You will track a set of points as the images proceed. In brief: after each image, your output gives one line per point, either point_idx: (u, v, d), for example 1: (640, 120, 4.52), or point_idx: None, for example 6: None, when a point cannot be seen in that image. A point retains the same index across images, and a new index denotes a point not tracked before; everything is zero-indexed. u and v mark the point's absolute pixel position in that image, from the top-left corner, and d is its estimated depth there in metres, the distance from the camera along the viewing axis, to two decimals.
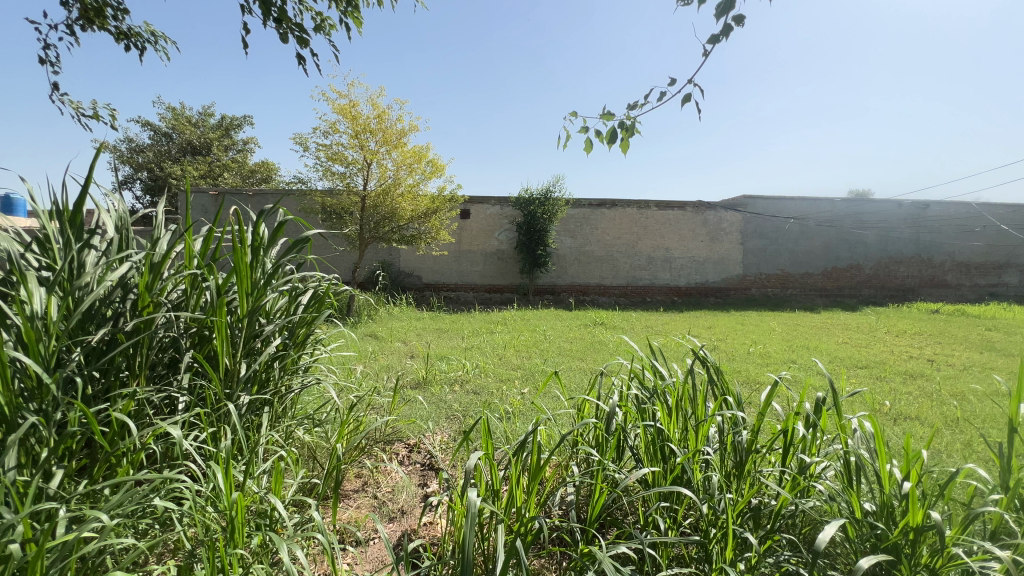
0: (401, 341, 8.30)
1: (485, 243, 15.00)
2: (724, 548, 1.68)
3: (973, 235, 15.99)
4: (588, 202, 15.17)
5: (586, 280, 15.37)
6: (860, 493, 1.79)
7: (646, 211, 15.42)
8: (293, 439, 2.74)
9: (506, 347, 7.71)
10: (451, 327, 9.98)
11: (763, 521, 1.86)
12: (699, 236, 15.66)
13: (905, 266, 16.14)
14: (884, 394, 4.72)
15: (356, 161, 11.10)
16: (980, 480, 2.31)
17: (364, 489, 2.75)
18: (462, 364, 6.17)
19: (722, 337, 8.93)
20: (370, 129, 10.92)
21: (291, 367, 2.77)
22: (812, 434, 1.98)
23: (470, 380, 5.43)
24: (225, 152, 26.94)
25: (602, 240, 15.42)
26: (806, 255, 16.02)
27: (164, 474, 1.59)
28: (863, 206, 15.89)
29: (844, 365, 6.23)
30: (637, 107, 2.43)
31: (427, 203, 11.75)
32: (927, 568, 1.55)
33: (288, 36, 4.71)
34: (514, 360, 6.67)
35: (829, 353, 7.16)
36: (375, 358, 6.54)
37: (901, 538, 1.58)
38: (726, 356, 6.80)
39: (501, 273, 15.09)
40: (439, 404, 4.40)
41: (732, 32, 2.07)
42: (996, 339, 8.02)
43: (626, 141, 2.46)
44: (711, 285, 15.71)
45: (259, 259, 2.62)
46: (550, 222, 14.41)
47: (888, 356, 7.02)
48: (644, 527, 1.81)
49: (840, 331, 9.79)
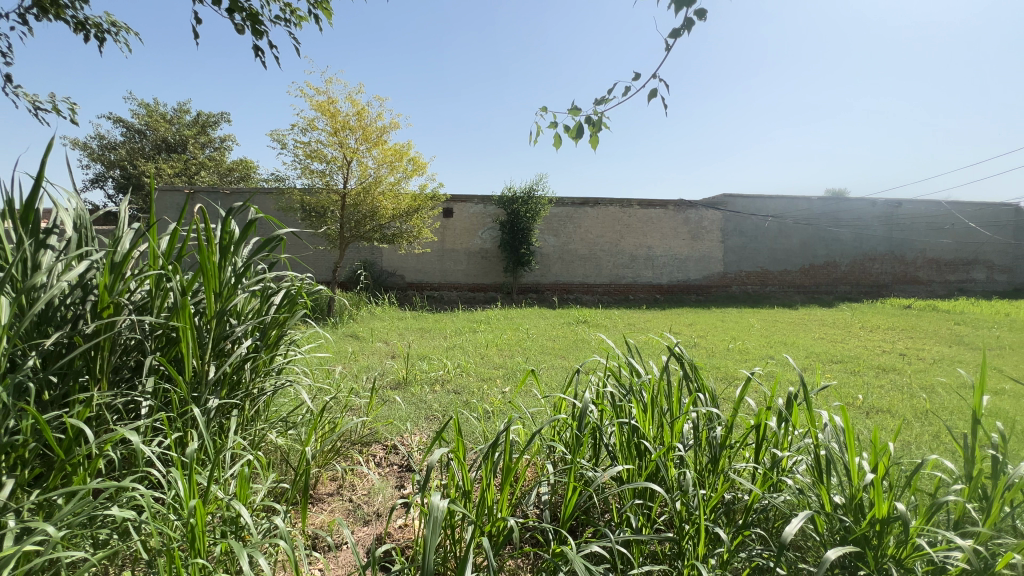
0: (382, 340, 8.21)
1: (468, 242, 14.93)
2: (697, 544, 1.68)
3: (943, 232, 16.44)
4: (571, 201, 15.22)
5: (569, 278, 15.41)
6: (830, 486, 1.81)
7: (629, 210, 15.54)
8: (265, 442, 2.68)
9: (488, 346, 7.69)
10: (434, 326, 9.92)
11: (734, 516, 1.87)
12: (680, 234, 15.85)
13: (879, 263, 16.56)
14: (856, 388, 4.83)
15: (335, 159, 10.95)
16: (946, 470, 2.36)
17: (338, 493, 2.70)
18: (441, 365, 6.12)
19: (702, 333, 9.06)
20: (349, 126, 10.76)
21: (263, 369, 2.70)
22: (784, 428, 2.00)
23: (450, 380, 5.39)
24: (201, 150, 26.35)
25: (585, 238, 15.48)
26: (784, 253, 16.35)
27: (120, 482, 1.52)
28: (839, 205, 16.31)
29: (819, 359, 6.36)
30: (604, 102, 2.43)
31: (408, 202, 11.64)
32: (893, 559, 1.58)
33: (244, 27, 4.59)
34: (495, 359, 6.67)
35: (805, 348, 7.31)
36: (354, 359, 6.44)
37: (868, 529, 1.61)
38: (705, 352, 6.88)
39: (485, 271, 15.05)
40: (419, 404, 4.35)
41: (692, 26, 2.10)
42: (965, 333, 8.28)
43: (593, 136, 2.46)
44: (693, 283, 15.90)
45: (228, 258, 2.54)
46: (532, 220, 14.39)
47: (862, 350, 7.20)
48: (617, 524, 1.80)
49: (817, 327, 10.00)
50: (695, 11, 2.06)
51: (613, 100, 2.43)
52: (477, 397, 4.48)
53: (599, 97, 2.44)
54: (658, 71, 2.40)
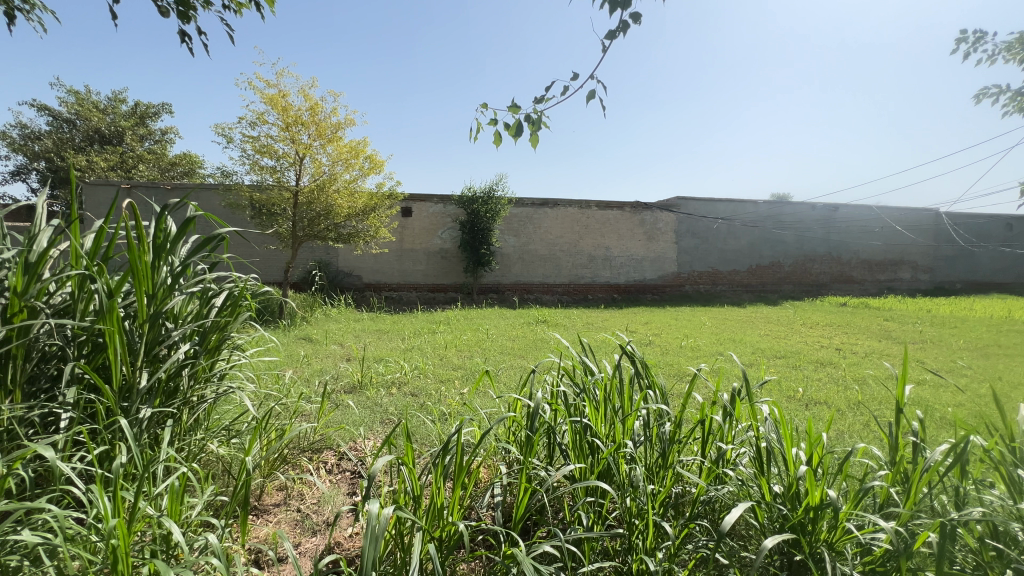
0: (337, 343, 7.97)
1: (428, 242, 14.73)
2: (645, 538, 1.72)
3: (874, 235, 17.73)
4: (531, 202, 15.32)
5: (529, 279, 15.50)
6: (769, 476, 1.91)
7: (587, 211, 15.83)
8: (204, 453, 2.53)
9: (447, 347, 7.63)
10: (392, 328, 9.72)
11: (682, 508, 1.93)
12: (637, 236, 16.29)
13: (819, 264, 17.64)
14: (796, 381, 5.13)
15: (288, 154, 10.54)
16: (874, 456, 2.53)
17: (285, 503, 2.59)
18: (398, 367, 5.99)
19: (657, 331, 9.34)
20: (302, 121, 10.38)
21: (202, 375, 2.54)
22: (728, 422, 2.09)
23: (407, 383, 5.29)
24: (140, 143, 24.70)
25: (545, 239, 15.62)
26: (733, 254, 17.12)
27: (32, 502, 1.39)
28: (782, 209, 17.28)
29: (763, 355, 6.71)
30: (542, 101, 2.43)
31: (364, 200, 11.35)
32: (825, 542, 1.68)
33: (170, 13, 4.32)
34: (455, 359, 6.61)
35: (751, 344, 7.69)
36: (306, 363, 6.20)
37: (803, 516, 1.70)
38: (659, 350, 7.11)
39: (445, 271, 14.90)
40: (374, 407, 4.25)
41: (628, 28, 2.23)
42: (892, 328, 8.96)
43: (532, 135, 2.47)
44: (648, 283, 16.38)
45: (162, 258, 2.37)
46: (492, 220, 14.36)
47: (802, 346, 7.65)
48: (569, 523, 1.82)
49: (763, 324, 10.53)
50: (629, 14, 2.18)
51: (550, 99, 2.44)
52: (434, 400, 4.43)
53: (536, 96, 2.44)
54: (595, 73, 2.49)
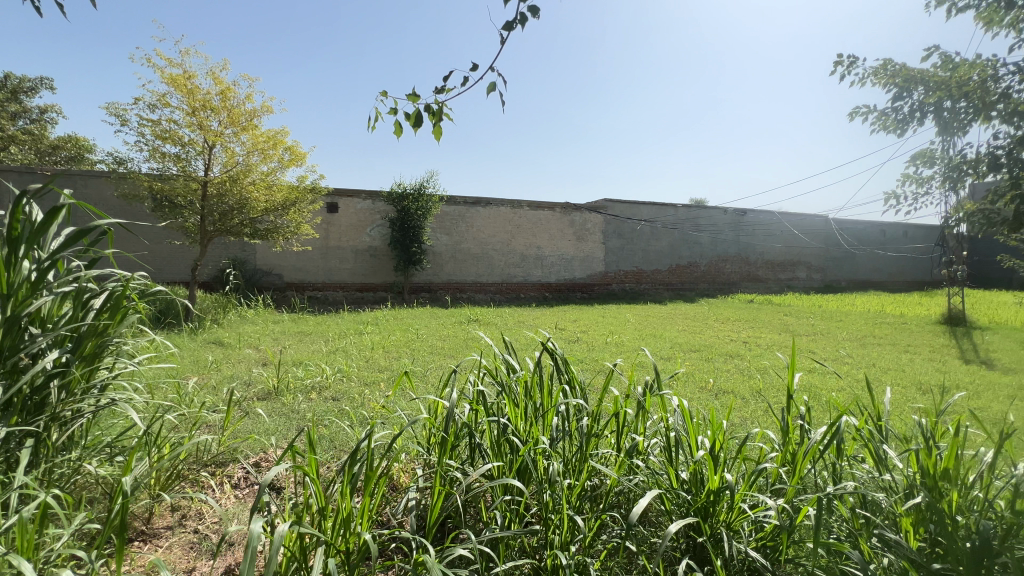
0: (252, 347, 7.40)
1: (355, 239, 14.13)
2: (561, 533, 1.74)
3: (775, 238, 19.54)
4: (463, 200, 15.18)
5: (462, 277, 15.36)
6: (676, 464, 2.01)
7: (519, 210, 15.99)
8: (78, 476, 2.21)
9: (373, 348, 7.35)
10: (315, 330, 9.20)
11: (597, 501, 1.98)
12: (567, 236, 16.71)
13: (730, 264, 19.13)
14: (707, 372, 5.53)
15: (195, 142, 9.61)
16: (768, 439, 2.76)
17: (180, 525, 2.33)
18: (320, 370, 5.68)
19: (584, 328, 9.64)
20: (211, 106, 9.51)
21: (76, 387, 2.21)
22: (639, 414, 2.18)
23: (329, 387, 5.01)
24: (12, 120, 21.44)
25: (478, 237, 15.55)
26: (656, 254, 18.09)
27: None
28: (699, 213, 18.51)
29: (680, 349, 7.15)
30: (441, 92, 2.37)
31: (284, 194, 10.64)
32: (724, 523, 1.80)
33: None
34: (381, 361, 6.38)
35: (670, 339, 8.17)
36: (214, 369, 5.69)
37: (706, 500, 1.81)
38: (586, 346, 7.33)
39: (374, 270, 14.37)
40: (289, 414, 3.98)
41: (526, 22, 2.23)
42: (789, 323, 9.93)
43: (434, 126, 2.41)
44: (578, 281, 16.89)
45: (20, 253, 2.02)
46: (423, 218, 14.04)
47: (714, 340, 8.25)
48: (486, 523, 1.80)
49: (681, 320, 11.23)
50: (527, 7, 2.19)
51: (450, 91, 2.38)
52: (356, 404, 4.23)
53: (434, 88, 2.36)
54: (495, 65, 2.43)
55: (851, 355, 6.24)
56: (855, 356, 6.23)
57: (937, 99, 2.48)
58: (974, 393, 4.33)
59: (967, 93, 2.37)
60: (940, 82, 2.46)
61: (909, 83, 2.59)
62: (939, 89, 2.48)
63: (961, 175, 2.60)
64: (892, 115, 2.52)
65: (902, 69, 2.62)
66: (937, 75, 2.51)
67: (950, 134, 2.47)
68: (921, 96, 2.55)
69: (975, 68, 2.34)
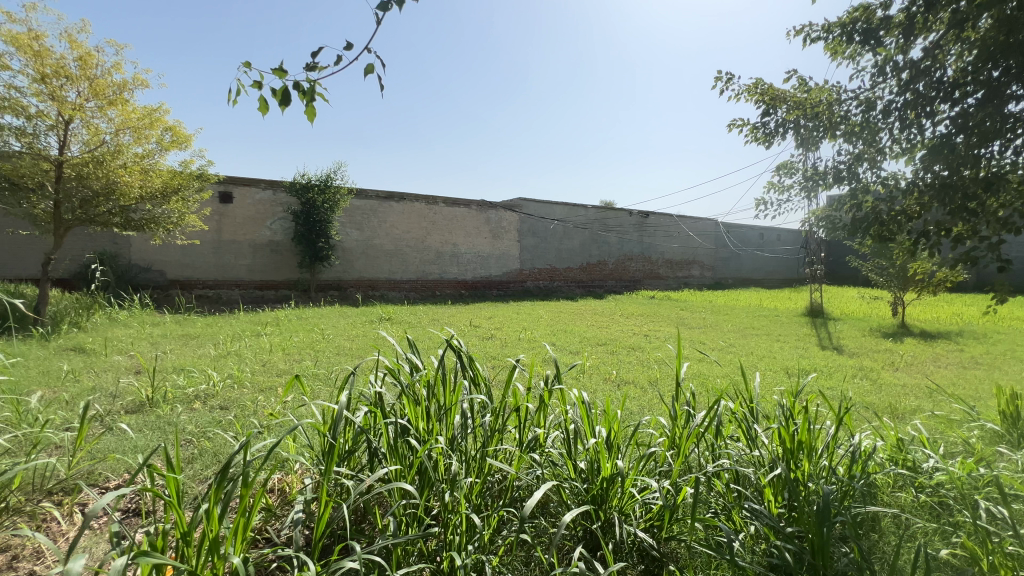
0: (122, 353, 6.46)
1: (253, 232, 12.95)
2: (460, 532, 1.73)
3: (673, 239, 21.25)
4: (375, 194, 14.57)
5: (374, 275, 14.74)
6: (574, 454, 2.09)
7: (434, 207, 15.73)
8: None
9: (272, 351, 6.78)
10: (203, 332, 8.28)
11: (497, 496, 2.00)
12: (483, 233, 16.74)
13: (635, 262, 20.44)
14: (611, 365, 5.86)
15: (45, 115, 8.15)
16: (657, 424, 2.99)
17: (9, 568, 1.95)
18: (206, 377, 5.11)
19: (499, 325, 9.74)
20: (67, 74, 8.10)
21: None
22: (540, 408, 2.23)
23: (217, 395, 4.52)
24: None
25: (391, 233, 15.02)
26: (568, 253, 18.78)
27: None
28: (607, 214, 19.53)
29: (588, 343, 7.49)
30: (313, 68, 1.97)
31: (164, 180, 9.43)
32: (615, 508, 1.91)
33: None
34: (280, 365, 5.90)
35: (580, 334, 8.53)
36: (70, 380, 4.88)
37: (599, 489, 1.90)
38: (500, 343, 7.40)
39: (275, 266, 13.28)
40: (166, 427, 3.53)
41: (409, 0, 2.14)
42: (685, 317, 10.86)
43: (308, 108, 1.99)
44: (494, 279, 17.01)
45: None
46: (331, 211, 13.23)
47: (620, 334, 8.76)
48: (380, 530, 1.74)
49: (590, 315, 11.79)
50: None
51: (324, 68, 2.00)
52: (245, 413, 3.85)
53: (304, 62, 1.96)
54: None
55: (733, 345, 6.96)
56: (736, 346, 6.96)
57: (794, 117, 2.84)
58: (826, 375, 5.04)
59: (816, 114, 2.74)
60: (799, 103, 2.82)
61: (774, 101, 2.93)
62: (796, 108, 2.84)
63: (812, 185, 3.01)
64: (761, 129, 2.83)
65: (768, 89, 2.96)
66: (795, 96, 2.86)
67: (803, 148, 2.84)
68: (783, 114, 2.90)
69: (823, 92, 2.71)
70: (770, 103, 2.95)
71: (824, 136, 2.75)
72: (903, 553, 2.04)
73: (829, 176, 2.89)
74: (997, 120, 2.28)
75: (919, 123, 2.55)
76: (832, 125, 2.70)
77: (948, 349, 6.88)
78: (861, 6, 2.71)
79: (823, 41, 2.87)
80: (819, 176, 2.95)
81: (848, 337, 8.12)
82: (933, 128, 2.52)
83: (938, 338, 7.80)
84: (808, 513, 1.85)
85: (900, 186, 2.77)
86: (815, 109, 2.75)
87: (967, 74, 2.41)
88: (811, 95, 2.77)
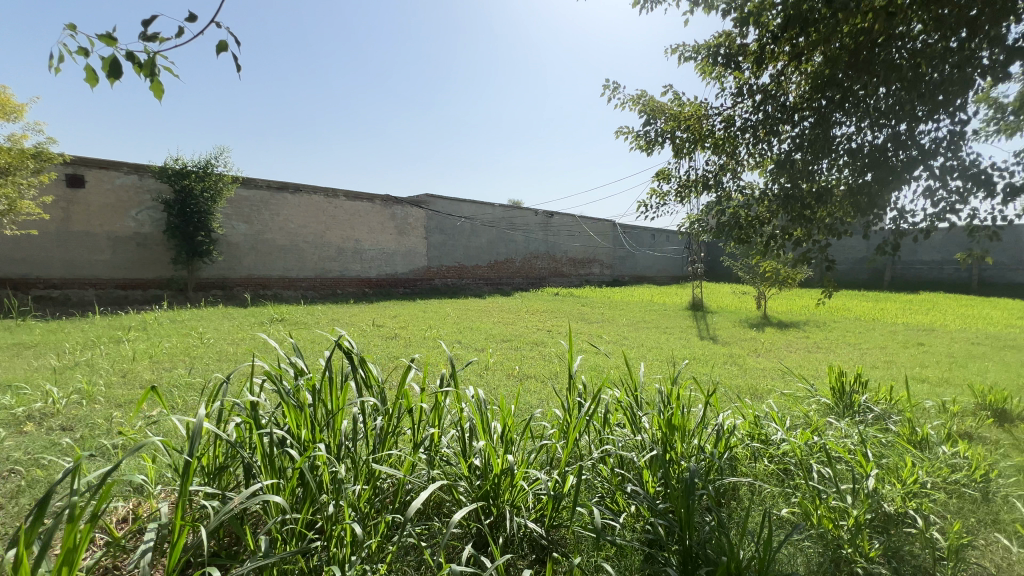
0: None
1: (112, 223, 11.17)
2: (344, 543, 1.66)
3: (575, 238, 22.30)
4: (266, 183, 13.36)
5: (266, 272, 13.50)
6: (468, 453, 2.11)
7: (334, 200, 14.84)
8: None
9: (136, 360, 5.90)
10: (44, 340, 6.96)
11: (388, 501, 1.95)
12: (388, 229, 16.15)
13: (540, 261, 21.11)
14: (515, 361, 5.96)
15: None
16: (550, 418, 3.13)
17: None
18: (42, 395, 4.28)
19: (404, 324, 9.47)
20: None
21: None
22: (436, 408, 2.21)
23: (57, 415, 3.82)
24: None
25: (285, 227, 13.86)
26: (476, 250, 18.84)
27: None
28: (514, 213, 19.90)
29: (494, 340, 7.58)
30: (152, 39, 1.77)
31: None
32: (507, 502, 1.96)
33: None
34: (146, 375, 5.16)
35: (486, 331, 8.59)
36: None
37: (490, 485, 1.94)
38: (404, 342, 7.20)
39: (142, 262, 11.58)
40: None
41: None
42: (585, 313, 11.45)
43: (151, 83, 1.81)
44: (400, 276, 16.49)
45: None
46: (213, 201, 11.83)
47: (525, 330, 8.98)
48: (254, 550, 1.60)
49: (497, 312, 11.95)
50: None
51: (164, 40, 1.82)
52: (93, 434, 3.28)
53: (139, 32, 1.76)
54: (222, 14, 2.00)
55: (627, 338, 7.46)
56: (629, 338, 7.48)
57: (670, 128, 3.10)
58: (703, 362, 5.61)
59: (689, 126, 3.03)
60: (674, 115, 3.09)
61: (654, 112, 3.18)
62: (672, 119, 3.11)
63: (686, 190, 3.31)
64: (643, 136, 3.05)
65: (648, 101, 3.20)
66: (671, 109, 3.13)
67: (679, 156, 3.12)
68: (661, 124, 3.16)
69: (694, 106, 3.00)
70: (649, 114, 3.20)
71: (696, 147, 3.05)
72: (754, 516, 2.36)
73: (699, 184, 3.22)
74: (825, 141, 2.69)
75: (769, 140, 2.93)
76: (701, 138, 3.00)
77: (797, 336, 8.03)
78: (724, 32, 3.03)
79: (694, 60, 3.17)
80: (692, 183, 3.27)
81: (722, 328, 9.13)
82: (780, 145, 2.90)
83: (790, 328, 9.08)
84: (676, 489, 2.06)
85: (755, 195, 3.16)
86: (687, 122, 3.05)
87: (804, 101, 2.85)
88: (684, 109, 3.05)
